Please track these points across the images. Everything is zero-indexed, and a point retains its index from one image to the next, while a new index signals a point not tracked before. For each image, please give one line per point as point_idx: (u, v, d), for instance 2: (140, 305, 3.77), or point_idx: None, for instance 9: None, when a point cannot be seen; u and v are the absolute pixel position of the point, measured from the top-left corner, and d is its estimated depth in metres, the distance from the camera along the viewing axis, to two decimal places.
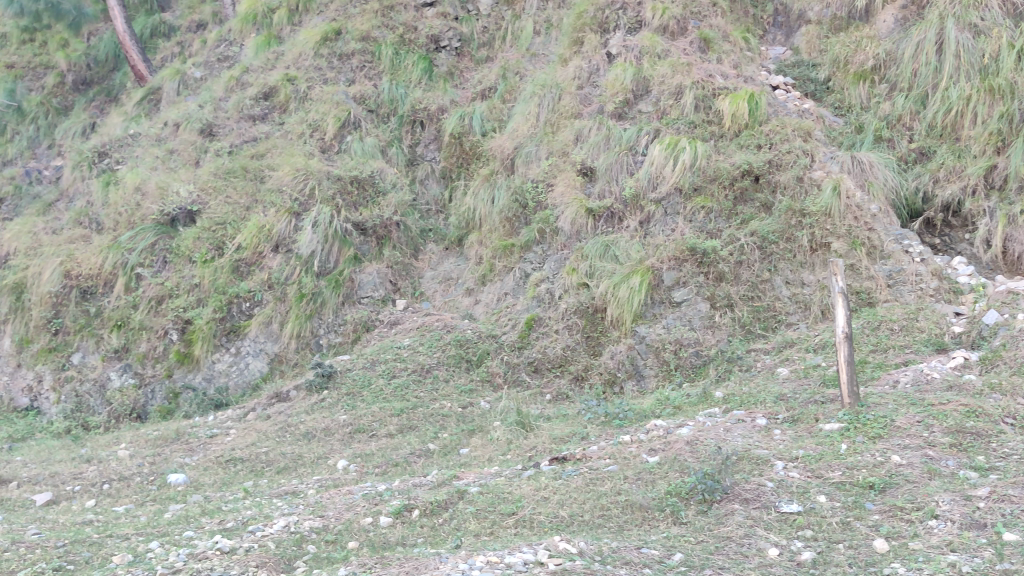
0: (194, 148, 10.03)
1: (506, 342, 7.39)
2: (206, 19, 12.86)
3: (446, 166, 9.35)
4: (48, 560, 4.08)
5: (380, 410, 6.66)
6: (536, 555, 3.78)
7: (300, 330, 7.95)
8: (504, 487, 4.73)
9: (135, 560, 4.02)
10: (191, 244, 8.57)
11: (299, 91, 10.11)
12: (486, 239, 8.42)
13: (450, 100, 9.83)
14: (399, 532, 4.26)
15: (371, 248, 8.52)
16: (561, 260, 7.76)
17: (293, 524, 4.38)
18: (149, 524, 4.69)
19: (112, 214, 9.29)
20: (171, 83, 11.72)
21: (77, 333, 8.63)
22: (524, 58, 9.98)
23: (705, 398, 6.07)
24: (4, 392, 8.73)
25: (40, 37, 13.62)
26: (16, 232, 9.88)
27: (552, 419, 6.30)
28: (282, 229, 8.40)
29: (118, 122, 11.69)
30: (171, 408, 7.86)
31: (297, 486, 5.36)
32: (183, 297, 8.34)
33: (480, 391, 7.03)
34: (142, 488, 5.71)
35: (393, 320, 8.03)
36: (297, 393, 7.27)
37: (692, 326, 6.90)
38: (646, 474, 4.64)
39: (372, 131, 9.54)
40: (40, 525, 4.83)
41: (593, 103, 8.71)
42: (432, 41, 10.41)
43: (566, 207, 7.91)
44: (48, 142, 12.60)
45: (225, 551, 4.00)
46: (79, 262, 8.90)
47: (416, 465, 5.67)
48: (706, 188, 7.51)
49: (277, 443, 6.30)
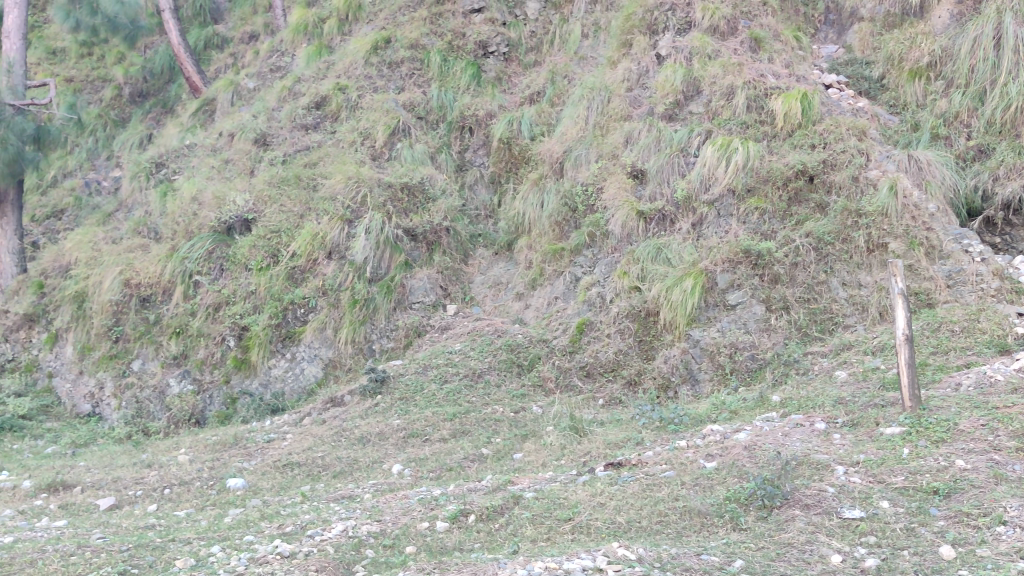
0: (249, 157, 10.16)
1: (558, 346, 7.37)
2: (258, 30, 13.08)
3: (495, 171, 9.37)
4: (113, 563, 4.15)
5: (433, 415, 6.69)
6: (595, 562, 3.75)
7: (354, 336, 8.02)
8: (559, 493, 4.72)
9: (198, 564, 4.08)
10: (247, 252, 8.69)
11: (350, 100, 10.21)
12: (535, 243, 8.41)
13: (498, 105, 9.86)
14: (456, 537, 4.26)
15: (421, 254, 8.57)
16: (612, 263, 7.72)
17: (351, 529, 4.41)
18: (210, 528, 4.76)
19: (170, 223, 9.45)
20: (225, 94, 11.92)
21: (137, 340, 8.78)
22: (573, 61, 9.98)
23: (762, 403, 5.98)
24: (67, 399, 8.93)
25: (97, 51, 14.21)
26: (78, 242, 10.10)
27: (606, 424, 6.26)
28: (336, 236, 8.47)
29: (174, 132, 11.91)
30: (229, 414, 7.97)
31: (353, 490, 5.40)
32: (240, 304, 8.47)
33: (532, 396, 7.02)
34: (202, 492, 5.79)
35: (444, 325, 8.05)
36: (351, 398, 7.33)
37: (747, 329, 6.81)
38: (703, 480, 4.59)
39: (421, 138, 9.59)
40: (104, 529, 4.94)
41: (643, 106, 8.67)
42: (480, 46, 10.45)
43: (616, 210, 7.87)
44: (106, 154, 12.85)
45: (286, 556, 4.05)
46: (139, 271, 9.07)
47: (470, 470, 5.69)
48: (759, 189, 7.42)
49: (333, 448, 6.36)
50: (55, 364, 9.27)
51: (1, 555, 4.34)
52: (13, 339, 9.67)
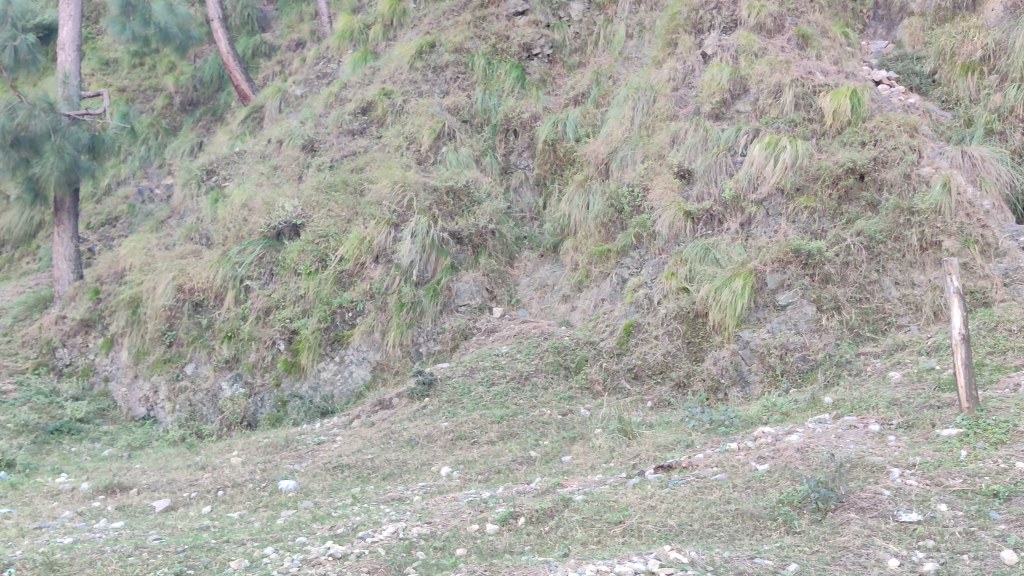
0: (297, 163, 10.25)
1: (605, 348, 7.33)
2: (305, 37, 13.24)
3: (540, 173, 9.35)
4: (170, 564, 4.22)
5: (481, 417, 6.70)
6: (647, 565, 3.73)
7: (401, 338, 8.07)
8: (609, 495, 4.69)
9: (252, 565, 4.14)
10: (296, 257, 8.78)
11: (395, 105, 10.29)
12: (581, 245, 8.38)
13: (543, 107, 9.86)
14: (506, 540, 4.27)
15: (467, 257, 8.60)
16: (659, 264, 7.67)
17: (402, 530, 4.44)
18: (263, 530, 4.83)
19: (222, 230, 9.58)
20: (273, 101, 12.05)
21: (190, 345, 8.91)
22: (617, 62, 9.94)
23: (814, 404, 5.89)
24: (123, 403, 9.08)
25: (149, 61, 14.57)
26: (132, 248, 10.29)
27: (655, 426, 6.22)
28: (383, 240, 8.55)
29: (224, 140, 12.07)
30: (280, 416, 8.06)
31: (403, 492, 5.44)
32: (289, 308, 8.55)
33: (580, 398, 7.00)
34: (254, 494, 5.87)
35: (490, 328, 8.07)
36: (399, 400, 7.37)
37: (797, 329, 6.72)
38: (755, 482, 4.54)
39: (466, 141, 9.61)
40: (160, 530, 5.03)
41: (689, 105, 8.62)
42: (524, 49, 10.45)
43: (663, 210, 7.84)
44: (158, 162, 13.06)
45: (338, 557, 4.08)
46: (191, 276, 9.21)
47: (518, 473, 5.69)
48: (808, 188, 7.34)
49: (382, 450, 6.40)
50: (111, 368, 9.43)
51: (62, 555, 4.43)
52: (70, 344, 9.86)
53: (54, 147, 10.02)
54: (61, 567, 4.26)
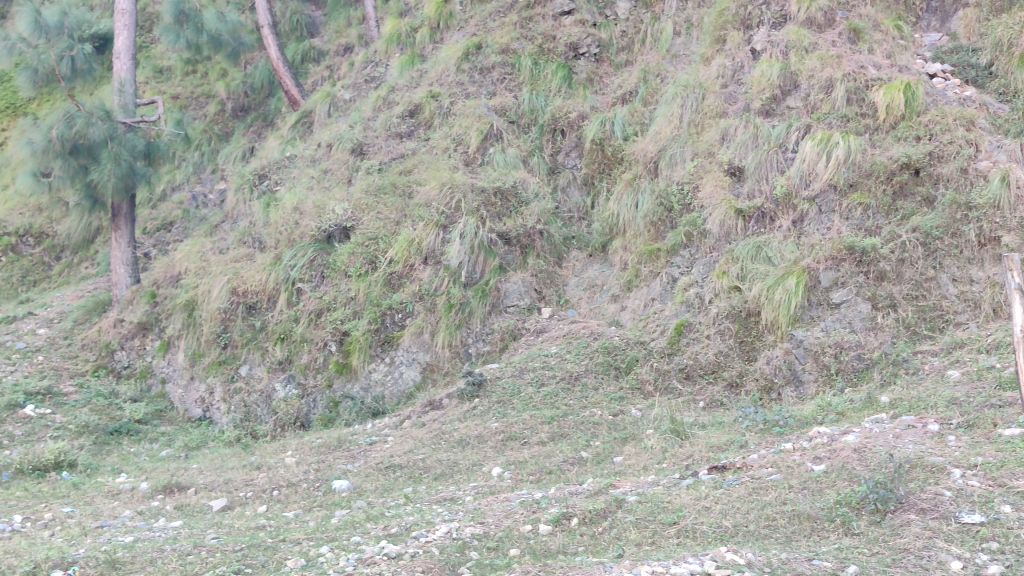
0: (347, 167, 10.32)
1: (656, 348, 7.27)
2: (353, 41, 13.37)
3: (588, 173, 9.32)
4: (228, 563, 4.28)
5: (531, 418, 6.70)
6: (703, 566, 3.69)
7: (451, 339, 8.10)
8: (663, 496, 4.66)
9: (308, 564, 4.19)
10: (347, 259, 8.85)
11: (443, 107, 10.34)
12: (631, 244, 8.33)
13: (590, 106, 9.83)
14: (559, 541, 4.25)
15: (515, 257, 8.61)
16: (710, 263, 7.61)
17: (455, 530, 4.45)
18: (318, 529, 4.87)
19: (274, 233, 9.68)
20: (322, 106, 12.13)
21: (244, 347, 9.01)
22: (665, 59, 9.87)
23: (871, 404, 5.79)
24: (180, 404, 9.23)
25: (201, 68, 14.83)
26: (187, 252, 10.47)
27: (707, 427, 6.16)
28: (431, 241, 8.60)
29: (276, 145, 12.20)
30: (332, 417, 8.13)
31: (455, 492, 5.46)
32: (340, 310, 8.62)
33: (631, 398, 6.96)
34: (309, 494, 5.93)
35: (540, 329, 8.08)
36: (450, 401, 7.40)
37: (852, 328, 6.61)
38: (812, 483, 4.48)
39: (513, 142, 9.61)
40: (218, 530, 5.10)
41: (739, 102, 8.53)
42: (571, 48, 10.43)
43: (714, 208, 7.77)
44: (211, 167, 13.25)
45: (392, 557, 4.11)
46: (245, 279, 9.33)
47: (570, 473, 5.67)
48: (862, 184, 7.24)
49: (433, 451, 6.43)
50: (168, 370, 9.58)
51: (123, 553, 4.52)
52: (128, 347, 10.05)
53: (111, 153, 10.22)
54: (124, 565, 4.35)
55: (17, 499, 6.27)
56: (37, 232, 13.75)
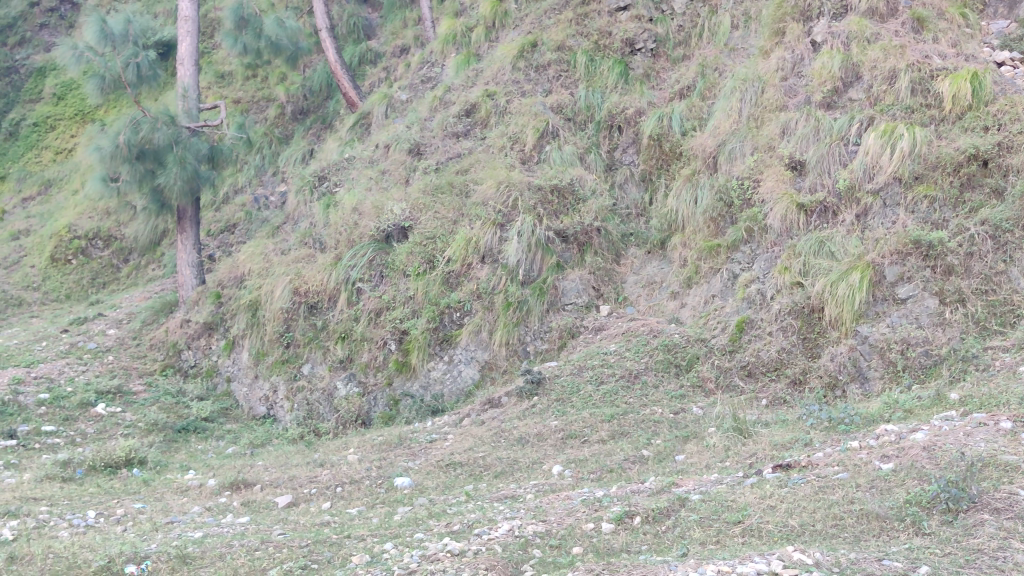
0: (405, 167, 10.39)
1: (717, 346, 7.20)
2: (409, 42, 13.48)
3: (646, 169, 9.25)
4: (294, 559, 4.36)
5: (591, 416, 6.68)
6: (770, 566, 3.64)
7: (508, 337, 8.12)
8: (726, 495, 4.60)
9: (373, 561, 4.23)
10: (405, 259, 8.92)
11: (499, 105, 10.37)
12: (690, 241, 8.25)
13: (647, 102, 9.75)
14: (622, 539, 4.23)
15: (573, 255, 8.59)
16: (771, 259, 7.50)
17: (516, 528, 4.46)
18: (381, 526, 4.92)
19: (333, 234, 9.77)
20: (379, 107, 12.22)
21: (306, 346, 9.09)
22: (723, 53, 9.75)
23: (939, 401, 5.66)
24: (245, 402, 9.37)
25: (261, 72, 15.10)
26: (251, 254, 10.65)
27: (771, 424, 6.07)
28: (489, 240, 8.63)
29: (334, 147, 12.33)
30: (392, 415, 8.21)
31: (516, 490, 5.46)
32: (399, 309, 8.68)
33: (692, 396, 6.90)
34: (371, 491, 5.99)
35: (598, 326, 8.05)
36: (509, 399, 7.42)
37: (919, 324, 6.45)
38: (880, 482, 4.39)
39: (570, 139, 9.59)
40: (284, 526, 5.18)
41: (799, 95, 8.42)
42: (627, 44, 10.35)
43: (775, 203, 7.67)
44: (272, 169, 13.42)
45: (456, 554, 4.13)
46: (307, 279, 9.44)
47: (631, 472, 5.64)
48: (928, 176, 7.06)
49: (493, 449, 6.45)
50: (233, 369, 9.73)
51: (193, 549, 4.61)
52: (195, 347, 10.26)
53: (176, 157, 10.44)
54: (194, 560, 4.45)
55: (91, 494, 6.45)
56: (106, 236, 14.14)
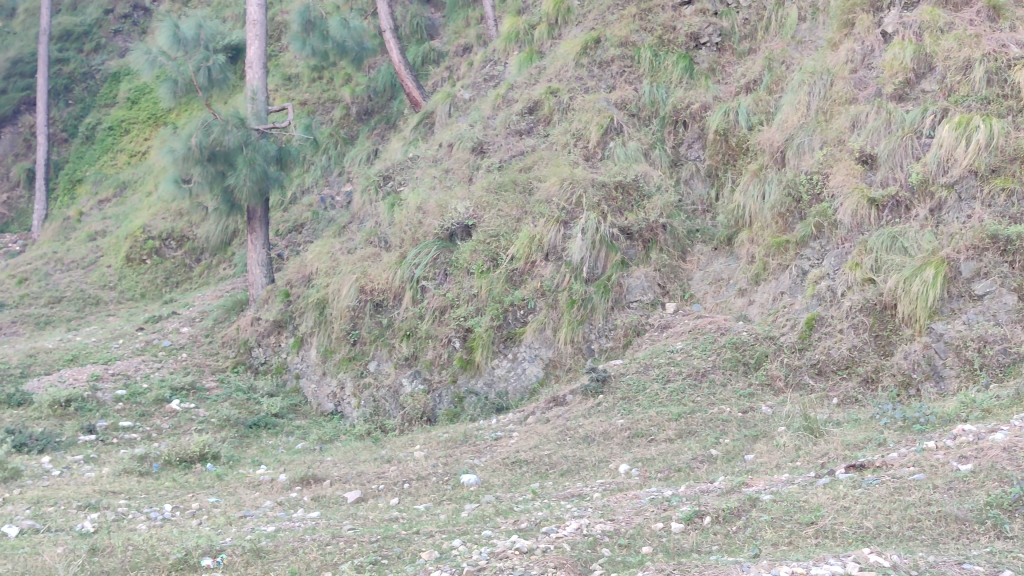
0: (468, 165, 10.44)
1: (786, 344, 7.08)
2: (472, 41, 13.55)
3: (712, 164, 9.12)
4: (365, 554, 4.41)
5: (658, 415, 6.63)
6: (846, 568, 3.56)
7: (573, 335, 8.10)
8: (799, 495, 4.53)
9: (442, 557, 4.27)
10: (469, 257, 8.98)
11: (562, 102, 10.35)
12: (757, 237, 8.12)
13: (713, 96, 9.62)
14: (692, 539, 4.19)
15: (637, 252, 8.52)
16: (842, 255, 7.36)
17: (585, 527, 4.44)
18: (449, 522, 4.95)
19: (398, 233, 9.86)
20: (443, 106, 12.28)
21: (372, 343, 9.18)
22: (790, 46, 9.58)
23: (1020, 400, 5.50)
24: (313, 399, 9.48)
25: (327, 74, 15.35)
26: (318, 253, 10.79)
27: (843, 424, 5.95)
28: (552, 238, 8.62)
29: (399, 146, 12.42)
30: (457, 412, 8.24)
31: (582, 489, 5.45)
32: (463, 306, 8.73)
33: (761, 395, 6.79)
34: (438, 487, 6.04)
35: (664, 324, 7.97)
36: (574, 397, 7.40)
37: (997, 321, 6.25)
38: (959, 483, 4.28)
39: (634, 135, 9.53)
40: (354, 521, 5.25)
41: (870, 87, 8.25)
42: (692, 38, 10.24)
43: (846, 198, 7.53)
44: (339, 170, 13.59)
45: (524, 552, 4.13)
46: (373, 278, 9.54)
47: (700, 471, 5.58)
48: (1005, 169, 6.86)
49: (559, 447, 6.45)
50: (301, 366, 9.85)
51: (266, 542, 4.70)
52: (265, 344, 10.43)
53: (245, 159, 10.62)
54: (267, 554, 4.53)
55: (166, 488, 6.62)
56: (179, 236, 14.47)
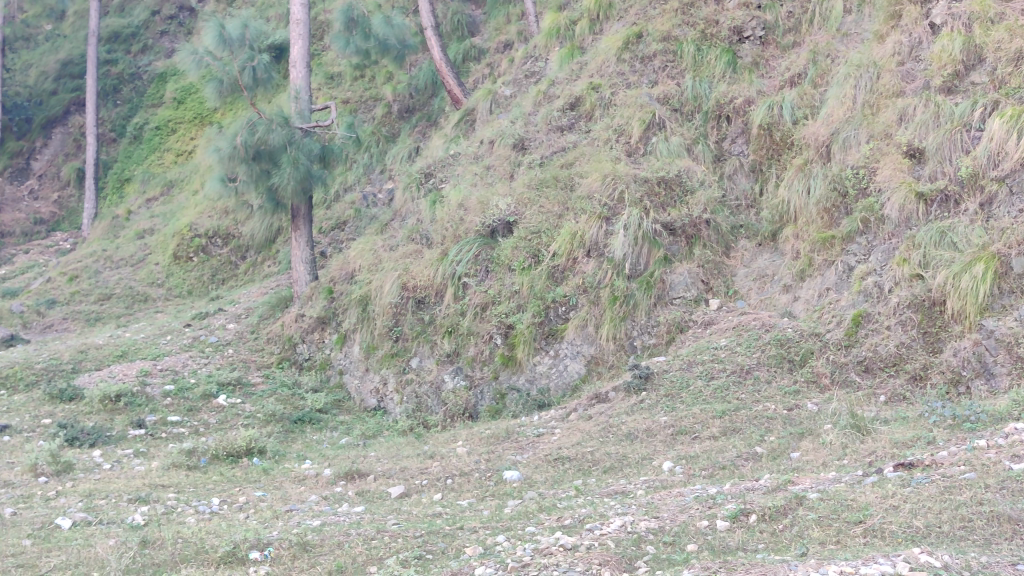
0: (509, 162, 10.44)
1: (832, 340, 6.99)
2: (513, 38, 13.57)
3: (756, 159, 9.02)
4: (410, 549, 4.45)
5: (701, 412, 6.59)
6: (896, 568, 3.51)
7: (615, 332, 8.07)
8: (846, 494, 4.47)
9: (486, 553, 4.28)
10: (511, 253, 9.00)
11: (604, 98, 10.31)
12: (802, 232, 8.02)
13: (756, 90, 9.52)
14: (738, 537, 4.16)
15: (680, 248, 8.46)
16: (889, 250, 7.26)
17: (629, 524, 4.43)
18: (493, 518, 4.97)
19: (440, 230, 9.91)
20: (484, 103, 12.31)
21: (414, 339, 9.23)
22: (835, 39, 9.46)
23: None
24: (356, 394, 9.53)
25: (369, 72, 15.47)
26: (361, 250, 10.86)
27: (891, 422, 5.85)
28: (594, 234, 8.58)
29: (440, 143, 12.46)
30: (499, 408, 8.25)
31: (626, 486, 5.43)
32: (505, 303, 8.74)
33: (806, 392, 6.71)
34: (481, 483, 6.05)
35: (708, 320, 7.92)
36: (616, 394, 7.37)
37: None
38: (1013, 483, 4.19)
39: (677, 130, 9.45)
40: (398, 516, 5.29)
41: (917, 80, 8.13)
42: (735, 32, 10.16)
43: (893, 193, 7.43)
44: (380, 167, 13.67)
45: (569, 548, 4.14)
46: (415, 275, 9.59)
47: (744, 469, 5.53)
48: None
49: (602, 444, 6.43)
50: (345, 362, 9.92)
51: (313, 536, 4.75)
52: (309, 340, 10.52)
53: (290, 158, 10.72)
54: (314, 548, 4.58)
55: (214, 482, 6.72)
56: (224, 234, 14.66)
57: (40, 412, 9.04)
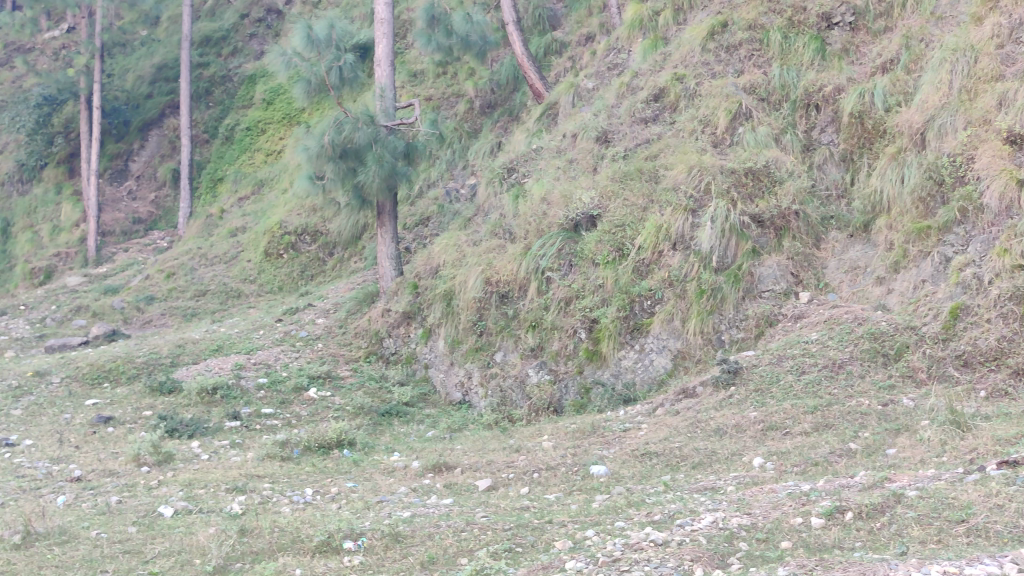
0: (592, 155, 10.39)
1: (928, 334, 6.77)
2: (595, 31, 13.52)
3: (846, 148, 8.79)
4: (500, 541, 4.48)
5: (792, 407, 6.46)
6: (1003, 569, 3.38)
7: (702, 326, 7.99)
8: (947, 492, 4.33)
9: (576, 547, 4.28)
10: (594, 247, 8.93)
11: (688, 88, 10.18)
12: (896, 223, 7.79)
13: (847, 78, 9.28)
14: (834, 535, 4.06)
15: (769, 240, 8.32)
16: (988, 241, 6.99)
17: (721, 520, 4.37)
18: (581, 512, 4.97)
19: (523, 224, 9.93)
20: (566, 96, 12.27)
21: (498, 334, 9.27)
22: (929, 23, 9.17)
23: None
24: (441, 388, 9.62)
25: (451, 69, 15.62)
26: (445, 245, 10.96)
27: (993, 418, 5.64)
28: (680, 227, 8.51)
29: (523, 138, 12.49)
30: (584, 403, 8.26)
31: (716, 482, 5.37)
32: (589, 297, 8.72)
33: (901, 387, 6.51)
34: (568, 477, 6.05)
35: (798, 314, 7.76)
36: (704, 389, 7.28)
37: None
38: None
39: (764, 120, 9.27)
40: (486, 509, 5.32)
41: (1018, 62, 7.82)
42: (823, 19, 9.92)
43: (992, 180, 7.15)
44: (463, 163, 13.77)
45: (660, 544, 4.11)
46: (498, 269, 9.62)
47: (838, 465, 5.40)
48: None
49: (689, 439, 6.36)
50: (430, 356, 10.02)
51: (404, 527, 4.83)
52: (395, 334, 10.65)
53: (375, 155, 10.87)
54: (405, 539, 4.65)
55: (307, 473, 6.88)
56: (313, 231, 14.99)
57: (142, 404, 9.38)
